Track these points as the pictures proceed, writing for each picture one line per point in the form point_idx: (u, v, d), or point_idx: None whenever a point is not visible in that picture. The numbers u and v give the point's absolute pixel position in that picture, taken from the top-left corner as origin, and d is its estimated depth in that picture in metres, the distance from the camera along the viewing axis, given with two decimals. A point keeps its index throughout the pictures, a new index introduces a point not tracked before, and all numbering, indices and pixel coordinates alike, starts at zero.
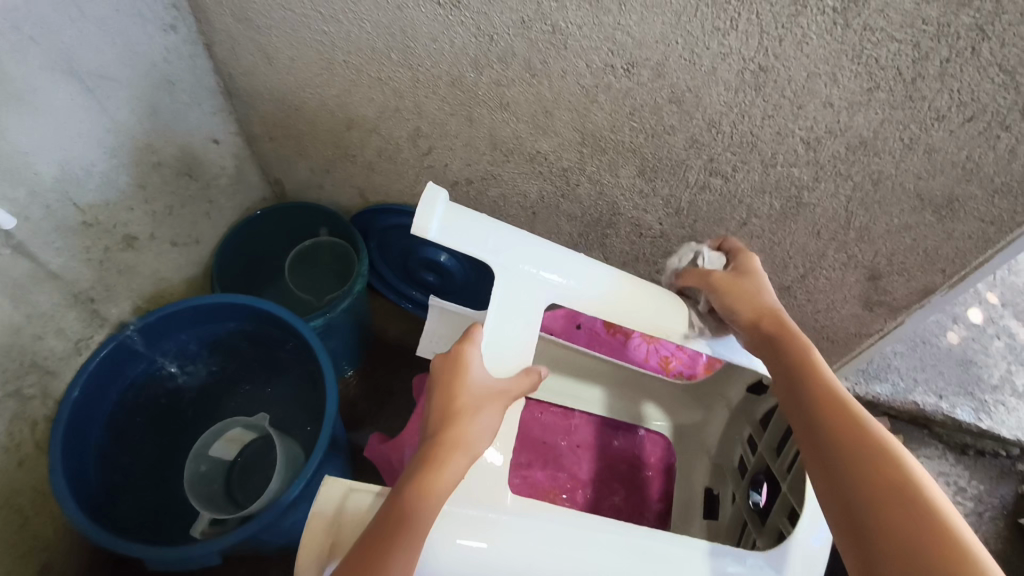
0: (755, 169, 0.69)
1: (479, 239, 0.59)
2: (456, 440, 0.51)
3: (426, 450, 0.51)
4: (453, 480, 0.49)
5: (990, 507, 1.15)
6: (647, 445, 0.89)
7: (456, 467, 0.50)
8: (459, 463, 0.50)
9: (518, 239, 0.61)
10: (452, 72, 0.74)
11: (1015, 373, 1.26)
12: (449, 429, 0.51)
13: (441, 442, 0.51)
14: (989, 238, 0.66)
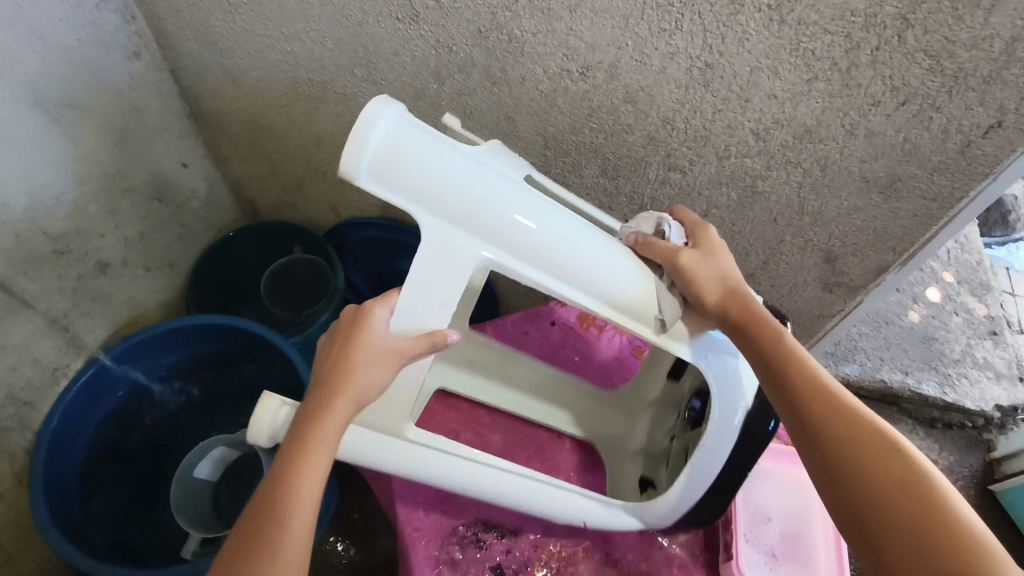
0: (710, 162, 0.72)
1: (411, 189, 0.48)
2: (342, 396, 0.49)
3: (313, 409, 0.49)
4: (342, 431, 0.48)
5: (961, 477, 1.20)
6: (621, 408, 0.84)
7: (343, 418, 0.49)
8: (346, 411, 0.49)
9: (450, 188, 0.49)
10: (415, 85, 0.76)
11: (974, 347, 1.32)
12: (335, 386, 0.49)
13: (327, 398, 0.48)
14: (933, 215, 0.70)
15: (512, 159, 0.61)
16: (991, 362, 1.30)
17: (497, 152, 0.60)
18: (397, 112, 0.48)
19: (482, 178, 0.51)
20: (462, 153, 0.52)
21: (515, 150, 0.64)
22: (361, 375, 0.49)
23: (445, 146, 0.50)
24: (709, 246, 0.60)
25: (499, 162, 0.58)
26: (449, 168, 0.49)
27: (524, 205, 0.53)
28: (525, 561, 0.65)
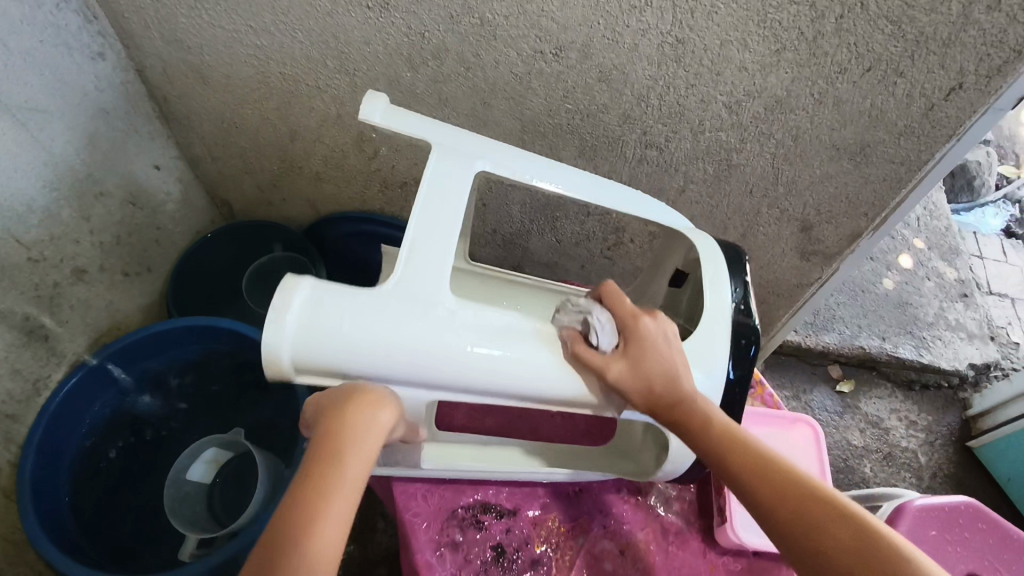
0: (686, 137, 0.73)
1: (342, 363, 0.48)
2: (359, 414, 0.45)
3: (333, 422, 0.45)
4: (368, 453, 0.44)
5: (940, 435, 1.25)
6: None
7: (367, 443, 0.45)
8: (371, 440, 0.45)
9: (373, 355, 0.48)
10: (389, 73, 0.75)
11: (947, 310, 1.35)
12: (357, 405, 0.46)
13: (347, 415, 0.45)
14: (902, 178, 0.72)
15: (442, 226, 0.54)
16: (963, 323, 1.34)
17: (419, 240, 0.52)
18: (293, 317, 0.47)
19: (392, 349, 0.49)
20: (367, 315, 0.48)
21: (453, 178, 0.56)
22: (386, 400, 0.48)
23: (346, 328, 0.48)
24: (645, 343, 0.54)
25: (416, 270, 0.51)
26: (356, 355, 0.48)
27: (445, 353, 0.50)
28: (526, 539, 0.65)
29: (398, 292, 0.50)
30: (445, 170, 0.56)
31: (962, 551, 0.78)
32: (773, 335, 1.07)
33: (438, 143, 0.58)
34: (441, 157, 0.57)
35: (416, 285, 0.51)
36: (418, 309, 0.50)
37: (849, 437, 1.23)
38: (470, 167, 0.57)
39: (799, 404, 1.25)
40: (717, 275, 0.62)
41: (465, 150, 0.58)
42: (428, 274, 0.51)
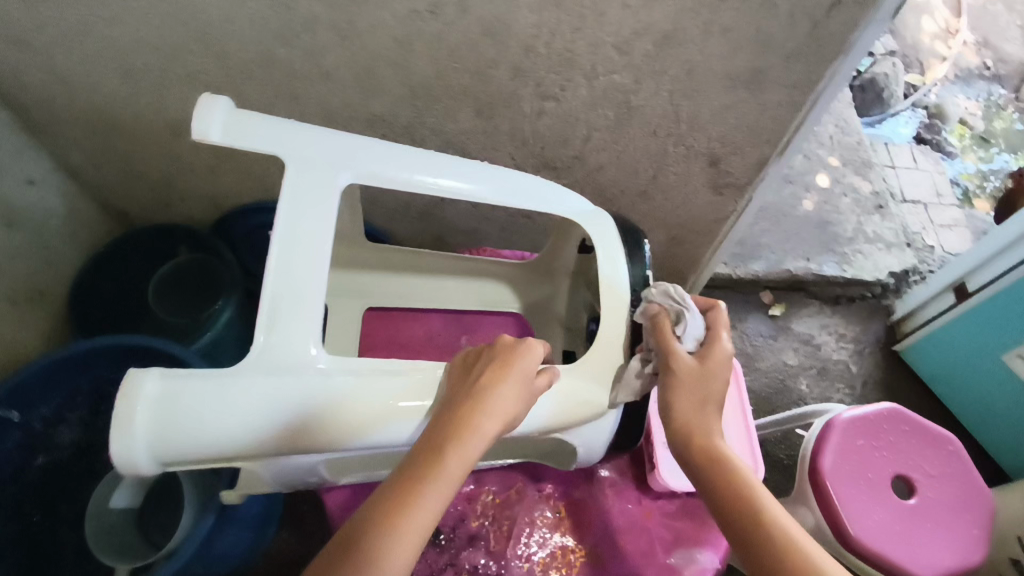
0: (580, 84, 0.71)
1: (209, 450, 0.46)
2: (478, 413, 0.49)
3: (459, 415, 0.49)
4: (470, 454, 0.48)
5: (868, 343, 1.31)
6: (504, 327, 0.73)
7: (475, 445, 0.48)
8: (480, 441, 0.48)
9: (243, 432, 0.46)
10: (261, 52, 0.70)
11: (865, 223, 1.40)
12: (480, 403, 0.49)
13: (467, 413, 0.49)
14: (797, 101, 0.72)
15: (305, 272, 0.51)
16: (881, 234, 1.39)
17: (280, 297, 0.50)
18: (142, 417, 0.43)
19: (262, 428, 0.47)
20: (226, 397, 0.46)
21: (311, 212, 0.52)
22: (504, 397, 0.50)
23: (205, 417, 0.45)
24: (716, 358, 0.57)
25: (282, 333, 0.49)
26: (221, 441, 0.46)
27: (323, 422, 0.48)
28: (461, 516, 0.65)
29: (262, 362, 0.48)
30: (304, 203, 0.52)
31: (889, 455, 0.84)
32: (701, 271, 1.08)
33: (293, 161, 0.54)
34: (297, 186, 0.53)
35: (284, 352, 0.49)
36: (284, 380, 0.48)
37: (784, 358, 1.27)
38: (331, 193, 0.54)
39: (735, 333, 1.29)
40: (613, 270, 0.63)
41: (326, 166, 0.54)
42: (295, 335, 0.50)
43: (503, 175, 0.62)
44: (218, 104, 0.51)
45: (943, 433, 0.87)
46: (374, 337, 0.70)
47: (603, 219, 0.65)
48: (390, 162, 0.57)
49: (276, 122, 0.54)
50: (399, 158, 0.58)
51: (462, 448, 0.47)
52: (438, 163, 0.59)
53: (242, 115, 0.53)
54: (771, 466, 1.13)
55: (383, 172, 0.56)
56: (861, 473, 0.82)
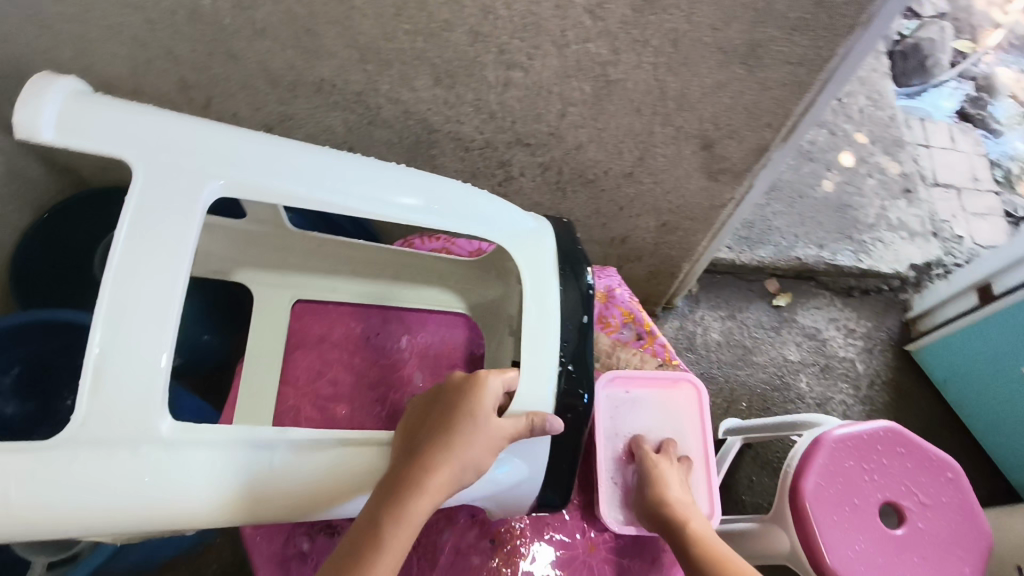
0: (550, 53, 0.61)
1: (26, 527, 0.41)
2: (429, 474, 0.46)
3: (405, 473, 0.46)
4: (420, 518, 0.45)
5: (879, 341, 1.21)
6: (445, 330, 0.67)
7: (420, 508, 0.45)
8: (429, 501, 0.46)
9: (63, 514, 0.41)
10: (184, 3, 0.61)
11: (889, 208, 1.28)
12: (429, 461, 0.47)
13: (418, 472, 0.46)
14: (803, 81, 0.61)
15: (144, 319, 0.42)
16: (906, 222, 1.27)
17: (109, 351, 0.41)
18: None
19: (89, 508, 0.41)
20: (42, 473, 0.40)
21: (158, 244, 0.44)
22: (456, 458, 0.47)
23: (15, 497, 0.40)
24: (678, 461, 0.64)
25: (108, 395, 0.41)
26: (39, 521, 0.41)
27: (159, 504, 0.42)
28: None
29: (85, 431, 0.41)
30: (150, 233, 0.44)
31: (880, 479, 0.76)
32: (697, 260, 0.98)
33: (144, 174, 0.45)
34: (144, 208, 0.44)
35: (111, 419, 0.41)
36: (115, 454, 0.41)
37: (786, 353, 1.18)
38: (188, 216, 0.45)
39: (735, 324, 1.20)
40: (544, 304, 0.55)
41: (186, 180, 0.45)
42: (127, 396, 0.41)
43: (417, 190, 0.52)
44: (45, 102, 0.43)
45: (944, 457, 0.79)
46: (304, 334, 0.66)
47: (540, 244, 0.58)
48: (271, 175, 0.48)
49: (124, 124, 0.45)
50: (287, 163, 0.48)
51: (408, 510, 0.45)
52: (334, 174, 0.50)
53: (83, 113, 0.45)
54: (760, 469, 1.06)
55: (262, 182, 0.48)
56: (846, 497, 0.75)
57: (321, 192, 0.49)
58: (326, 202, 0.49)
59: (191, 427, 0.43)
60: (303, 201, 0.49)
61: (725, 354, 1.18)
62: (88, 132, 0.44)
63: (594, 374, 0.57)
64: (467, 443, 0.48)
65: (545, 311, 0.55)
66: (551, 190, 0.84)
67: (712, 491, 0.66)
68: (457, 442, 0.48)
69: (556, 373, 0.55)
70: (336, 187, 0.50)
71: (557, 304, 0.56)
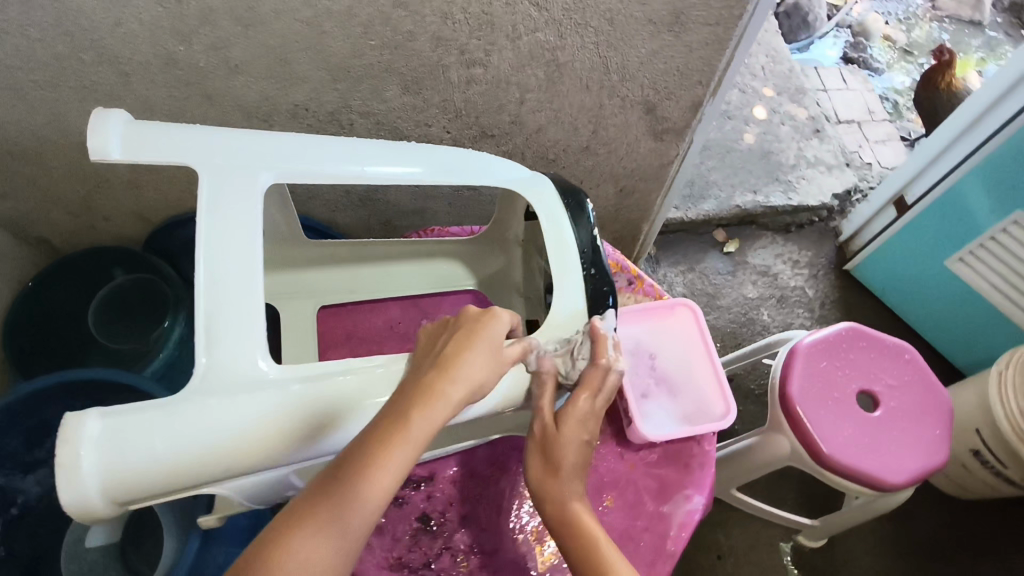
0: (505, 47, 0.69)
1: (171, 482, 0.40)
2: (454, 379, 0.46)
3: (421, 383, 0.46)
4: (441, 419, 0.44)
5: (821, 267, 1.34)
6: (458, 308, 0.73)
7: (441, 409, 0.45)
8: (452, 401, 0.45)
9: (206, 461, 0.41)
10: (161, 53, 0.64)
11: (805, 148, 1.42)
12: (453, 366, 0.47)
13: (438, 377, 0.46)
14: (722, 39, 0.71)
15: (240, 281, 0.45)
16: (822, 157, 1.42)
17: (216, 315, 0.44)
18: (88, 461, 0.37)
19: (224, 450, 0.41)
20: (179, 424, 0.40)
21: (237, 217, 0.47)
22: (481, 359, 0.48)
23: (162, 450, 0.39)
24: (579, 427, 0.53)
25: (225, 351, 0.43)
26: (181, 473, 0.40)
27: (292, 433, 0.43)
28: (449, 499, 0.65)
29: (212, 385, 0.42)
30: (225, 210, 0.47)
31: (851, 372, 0.87)
32: (653, 220, 1.08)
33: (204, 169, 0.48)
34: (215, 191, 0.47)
35: (230, 374, 0.43)
36: (242, 397, 0.42)
37: (744, 292, 1.30)
38: (251, 197, 0.48)
39: (695, 275, 1.31)
40: (560, 234, 0.62)
41: (241, 171, 0.49)
42: (240, 348, 0.44)
43: (434, 154, 0.59)
44: (104, 119, 0.45)
45: (900, 343, 0.90)
46: (332, 335, 0.70)
47: (543, 186, 0.64)
48: (309, 159, 0.53)
49: (181, 127, 0.48)
50: (320, 151, 0.53)
51: (432, 412, 0.44)
52: (362, 152, 0.55)
53: (134, 127, 0.47)
54: (745, 397, 1.16)
55: (306, 169, 0.52)
56: (827, 394, 0.85)
57: (354, 168, 0.54)
58: (362, 173, 0.54)
59: (303, 366, 0.45)
60: (344, 177, 0.54)
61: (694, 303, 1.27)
62: (143, 147, 0.47)
63: (611, 279, 0.61)
64: (490, 344, 0.49)
65: (560, 245, 0.61)
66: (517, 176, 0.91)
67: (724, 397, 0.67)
68: (478, 346, 0.48)
69: (580, 280, 0.60)
70: (367, 161, 0.55)
71: (570, 229, 0.62)
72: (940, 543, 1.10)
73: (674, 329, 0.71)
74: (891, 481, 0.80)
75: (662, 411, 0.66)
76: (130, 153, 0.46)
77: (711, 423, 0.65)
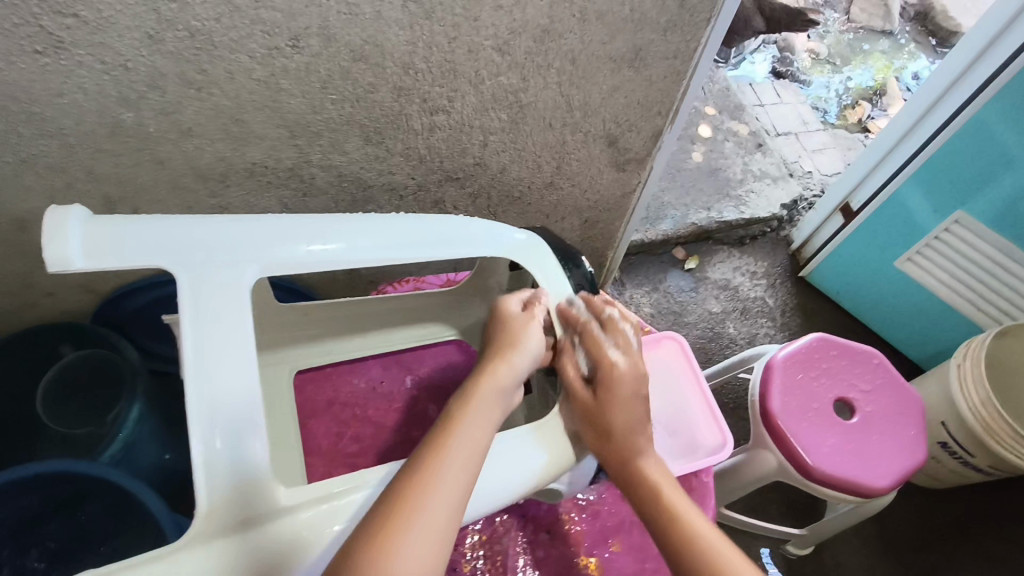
0: (468, 92, 0.68)
1: None
2: (452, 438, 0.50)
3: (429, 446, 0.50)
4: (455, 478, 0.48)
5: (778, 275, 1.38)
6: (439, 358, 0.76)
7: (452, 468, 0.48)
8: (459, 464, 0.49)
9: None
10: (106, 120, 0.61)
11: (750, 163, 1.47)
12: (451, 429, 0.51)
13: (439, 439, 0.50)
14: (679, 71, 0.73)
15: (230, 399, 0.46)
16: (766, 170, 1.47)
17: (211, 437, 0.45)
18: None
19: None
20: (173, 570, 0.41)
21: (226, 320, 0.47)
22: (519, 360, 0.58)
23: None
24: (612, 393, 0.59)
25: (225, 470, 0.44)
26: None
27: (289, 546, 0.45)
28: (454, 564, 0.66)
29: (211, 523, 0.43)
30: (210, 317, 0.47)
31: (825, 381, 0.89)
32: (617, 245, 1.09)
33: (183, 271, 0.47)
34: (196, 298, 0.47)
35: (229, 504, 0.44)
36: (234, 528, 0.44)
37: (708, 307, 1.32)
38: (239, 294, 0.48)
39: (660, 295, 1.32)
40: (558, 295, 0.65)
41: (222, 267, 0.49)
42: (240, 466, 0.45)
43: (416, 225, 0.59)
44: (70, 231, 0.44)
45: (868, 348, 0.93)
46: (312, 401, 0.70)
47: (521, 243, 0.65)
48: (289, 247, 0.52)
49: (153, 233, 0.48)
50: (299, 236, 0.53)
51: (440, 470, 0.48)
52: (346, 231, 0.55)
53: (102, 230, 0.46)
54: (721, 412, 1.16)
55: (287, 256, 0.52)
56: (807, 405, 0.86)
57: (341, 248, 0.54)
58: (349, 254, 0.54)
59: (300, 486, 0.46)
60: (326, 259, 0.54)
61: (661, 323, 1.29)
62: (118, 254, 0.46)
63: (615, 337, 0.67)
64: (527, 348, 0.59)
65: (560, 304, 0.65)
66: (484, 216, 0.90)
67: (720, 423, 0.69)
68: (472, 409, 0.53)
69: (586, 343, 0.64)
70: (347, 239, 0.55)
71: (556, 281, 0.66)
72: (919, 536, 1.13)
73: (663, 362, 0.73)
74: (876, 487, 0.81)
75: (659, 442, 0.68)
76: (98, 262, 0.45)
77: (708, 457, 0.67)
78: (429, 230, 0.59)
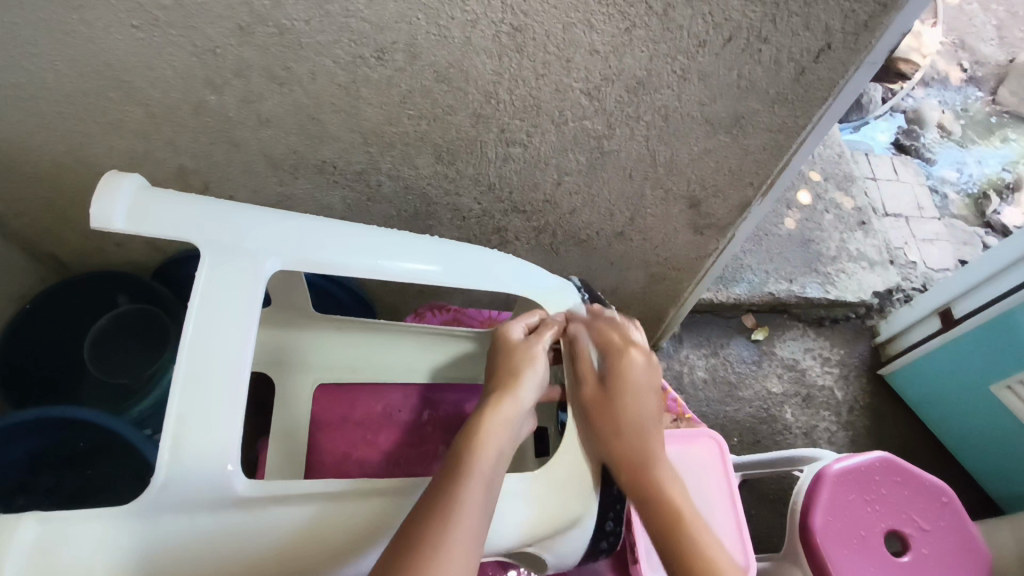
0: (549, 130, 0.65)
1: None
2: (473, 465, 0.54)
3: (453, 468, 0.54)
4: (476, 498, 0.52)
5: (853, 367, 1.27)
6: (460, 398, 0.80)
7: (476, 490, 0.52)
8: (479, 485, 0.53)
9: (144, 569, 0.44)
10: (189, 99, 0.62)
11: (848, 240, 1.36)
12: (469, 456, 0.55)
13: (461, 463, 0.54)
14: (781, 145, 0.67)
15: (213, 383, 0.47)
16: (864, 252, 1.35)
17: (186, 413, 0.46)
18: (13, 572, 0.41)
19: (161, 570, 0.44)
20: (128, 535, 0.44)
21: (231, 304, 0.49)
22: (525, 387, 0.63)
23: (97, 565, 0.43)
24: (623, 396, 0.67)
25: (191, 446, 0.45)
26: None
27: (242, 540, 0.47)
28: None
29: (164, 498, 0.45)
30: (220, 297, 0.49)
31: (880, 509, 0.79)
32: (682, 304, 1.03)
33: (207, 249, 0.50)
34: (212, 275, 0.49)
35: (189, 486, 0.45)
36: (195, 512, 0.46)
37: (769, 385, 1.23)
38: (255, 281, 0.51)
39: (718, 361, 1.25)
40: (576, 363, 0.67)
41: (246, 255, 0.51)
42: (208, 444, 0.46)
43: (441, 256, 0.62)
44: (116, 193, 0.48)
45: (937, 481, 0.82)
46: (329, 415, 0.76)
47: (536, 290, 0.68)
48: (314, 248, 0.55)
49: (186, 208, 0.51)
50: (327, 241, 0.56)
51: (464, 492, 0.51)
52: (365, 244, 0.58)
53: (144, 199, 0.50)
54: (757, 501, 1.07)
55: (316, 257, 0.55)
56: (853, 531, 0.78)
57: (358, 258, 0.57)
58: (367, 267, 0.57)
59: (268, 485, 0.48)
60: (349, 267, 0.56)
61: (713, 391, 1.22)
62: (151, 222, 0.50)
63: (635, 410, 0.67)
64: (531, 379, 0.64)
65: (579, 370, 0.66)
66: (546, 251, 0.86)
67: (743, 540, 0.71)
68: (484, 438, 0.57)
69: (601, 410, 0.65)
70: (369, 253, 0.58)
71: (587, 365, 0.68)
72: None
73: (699, 464, 0.74)
74: None
75: None
76: (131, 226, 0.49)
77: None
78: (452, 263, 0.62)
